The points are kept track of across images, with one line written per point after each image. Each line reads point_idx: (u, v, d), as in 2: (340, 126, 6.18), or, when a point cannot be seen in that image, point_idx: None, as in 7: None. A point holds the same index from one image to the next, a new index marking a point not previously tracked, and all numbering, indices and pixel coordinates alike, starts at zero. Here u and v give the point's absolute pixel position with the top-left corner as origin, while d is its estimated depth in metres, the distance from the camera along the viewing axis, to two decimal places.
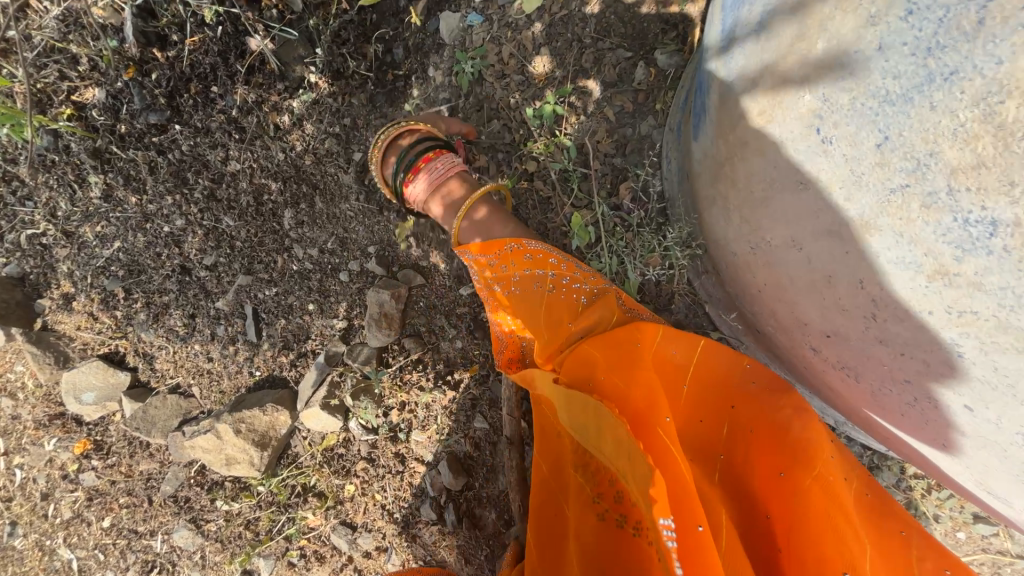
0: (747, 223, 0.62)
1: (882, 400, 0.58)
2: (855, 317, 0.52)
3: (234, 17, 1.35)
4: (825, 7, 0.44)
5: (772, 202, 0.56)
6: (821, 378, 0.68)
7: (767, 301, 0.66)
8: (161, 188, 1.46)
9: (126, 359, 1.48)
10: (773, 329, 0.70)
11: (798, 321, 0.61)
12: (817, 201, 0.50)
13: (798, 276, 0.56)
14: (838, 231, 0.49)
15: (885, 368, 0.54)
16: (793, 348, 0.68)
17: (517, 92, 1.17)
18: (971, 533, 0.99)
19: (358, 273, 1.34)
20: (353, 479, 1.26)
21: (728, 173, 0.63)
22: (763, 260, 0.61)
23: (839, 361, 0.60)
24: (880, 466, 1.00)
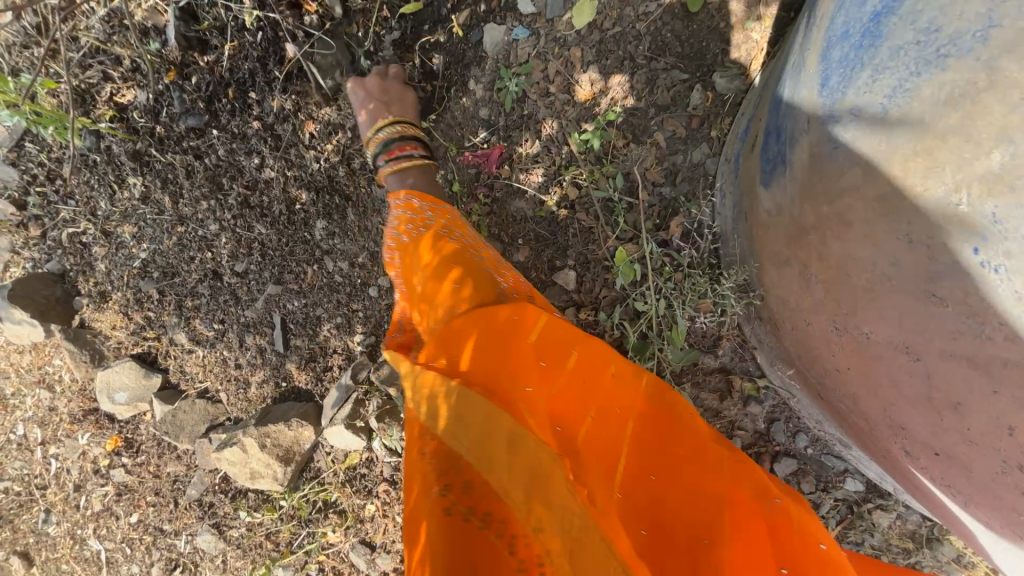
0: (840, 306, 0.54)
1: (993, 522, 0.51)
2: (985, 455, 0.44)
3: (274, 22, 1.33)
4: (1014, 112, 0.35)
5: (888, 301, 0.47)
6: (910, 472, 0.61)
7: (855, 388, 0.59)
8: (196, 192, 1.46)
9: (158, 360, 1.50)
10: (851, 410, 0.64)
11: (897, 421, 0.54)
12: (958, 322, 0.41)
13: (912, 385, 0.48)
14: (984, 365, 0.40)
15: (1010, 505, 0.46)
16: (878, 437, 0.61)
17: (561, 112, 1.11)
18: None
19: (388, 289, 1.31)
20: (374, 500, 1.25)
21: (815, 245, 0.56)
22: (862, 351, 0.53)
23: (944, 475, 0.52)
24: (939, 539, 0.91)
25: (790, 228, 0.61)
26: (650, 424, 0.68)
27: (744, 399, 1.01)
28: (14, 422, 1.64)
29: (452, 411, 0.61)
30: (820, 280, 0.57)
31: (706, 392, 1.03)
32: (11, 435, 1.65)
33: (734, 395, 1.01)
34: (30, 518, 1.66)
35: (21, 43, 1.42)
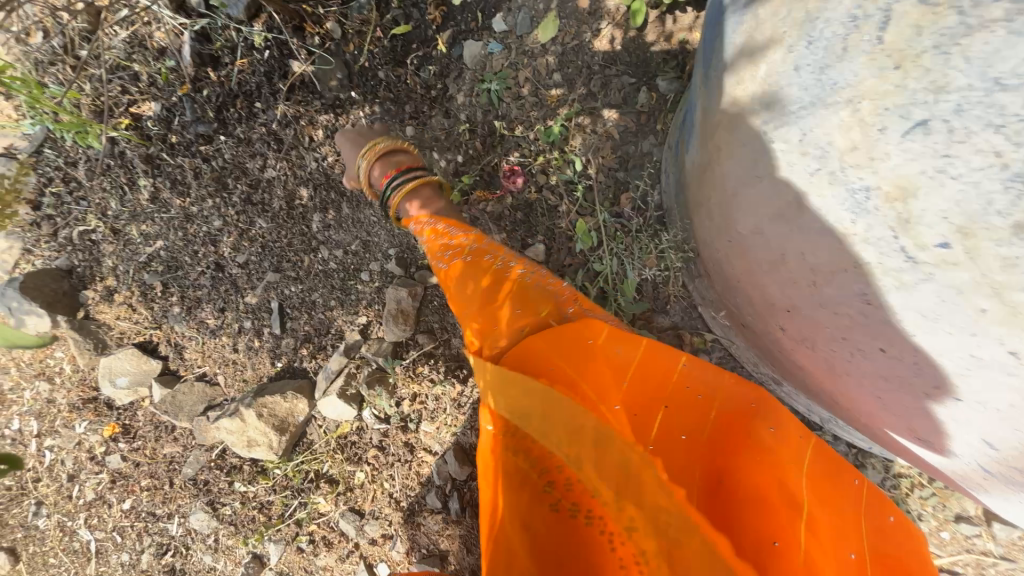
0: (724, 215, 0.76)
1: (837, 363, 0.67)
2: (802, 284, 0.63)
3: (281, 42, 1.52)
4: (766, 41, 0.60)
5: (740, 192, 0.69)
6: (790, 354, 0.78)
7: (745, 283, 0.78)
8: (203, 191, 1.60)
9: (159, 348, 1.59)
10: (749, 311, 0.83)
11: (768, 296, 0.73)
12: (768, 186, 0.62)
13: (765, 255, 0.68)
14: (786, 212, 0.61)
15: (835, 329, 0.63)
16: (765, 326, 0.79)
17: (530, 112, 1.29)
18: (955, 532, 1.00)
19: (378, 273, 1.44)
20: (364, 467, 1.33)
21: (707, 173, 0.78)
22: (739, 246, 0.74)
23: (803, 332, 0.70)
24: (863, 464, 1.03)
25: (696, 170, 0.83)
26: (656, 382, 0.86)
27: (694, 350, 1.15)
28: (10, 415, 1.68)
29: (514, 404, 0.82)
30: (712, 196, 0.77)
31: None
32: (6, 429, 1.68)
33: (684, 348, 1.15)
34: (19, 513, 1.67)
35: (48, 61, 1.57)
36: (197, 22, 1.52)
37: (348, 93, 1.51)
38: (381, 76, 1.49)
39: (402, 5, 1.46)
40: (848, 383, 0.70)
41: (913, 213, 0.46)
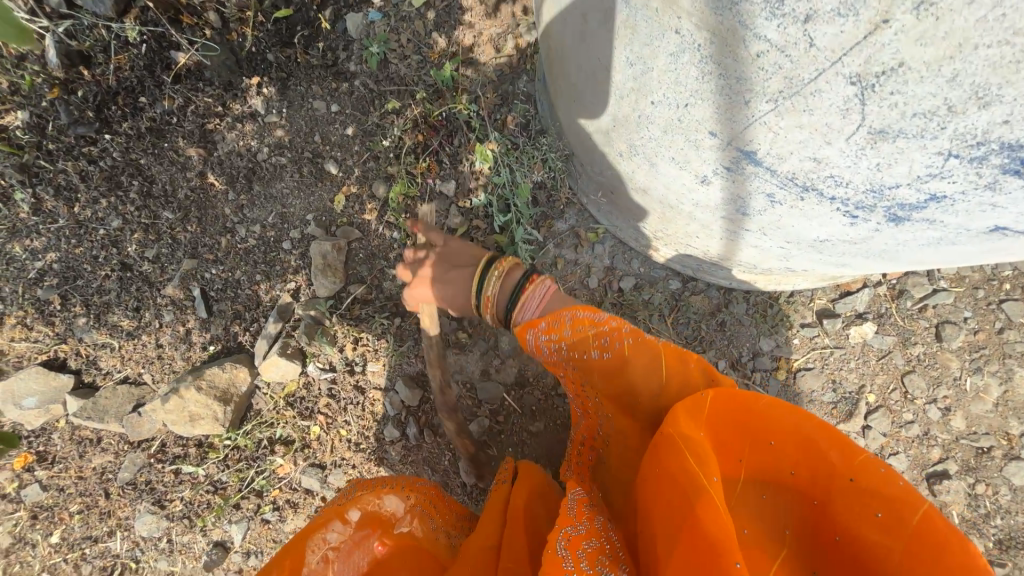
0: (567, 79, 0.94)
1: (654, 155, 0.77)
2: (606, 89, 0.78)
3: (158, 34, 1.52)
4: None
5: (566, 49, 0.88)
6: (634, 180, 0.89)
7: (592, 133, 0.94)
8: (95, 194, 1.54)
9: (68, 362, 1.49)
10: (606, 163, 0.97)
11: (600, 125, 0.87)
12: (573, 27, 0.82)
13: (587, 86, 0.84)
14: (583, 37, 0.79)
15: (637, 116, 0.74)
16: (615, 165, 0.92)
17: (418, 69, 1.45)
18: (801, 336, 1.28)
19: (299, 239, 1.50)
20: (318, 419, 1.37)
21: (554, 57, 0.99)
22: (578, 98, 0.91)
23: (624, 139, 0.81)
24: (730, 301, 1.29)
25: (553, 65, 1.04)
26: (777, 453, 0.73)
27: (590, 244, 1.35)
28: None
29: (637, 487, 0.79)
30: (561, 71, 0.97)
31: (564, 248, 1.36)
32: None
33: (582, 243, 1.35)
34: None
35: None
36: (60, 23, 1.49)
37: (240, 77, 1.56)
38: (270, 58, 1.55)
39: None
40: (676, 180, 0.77)
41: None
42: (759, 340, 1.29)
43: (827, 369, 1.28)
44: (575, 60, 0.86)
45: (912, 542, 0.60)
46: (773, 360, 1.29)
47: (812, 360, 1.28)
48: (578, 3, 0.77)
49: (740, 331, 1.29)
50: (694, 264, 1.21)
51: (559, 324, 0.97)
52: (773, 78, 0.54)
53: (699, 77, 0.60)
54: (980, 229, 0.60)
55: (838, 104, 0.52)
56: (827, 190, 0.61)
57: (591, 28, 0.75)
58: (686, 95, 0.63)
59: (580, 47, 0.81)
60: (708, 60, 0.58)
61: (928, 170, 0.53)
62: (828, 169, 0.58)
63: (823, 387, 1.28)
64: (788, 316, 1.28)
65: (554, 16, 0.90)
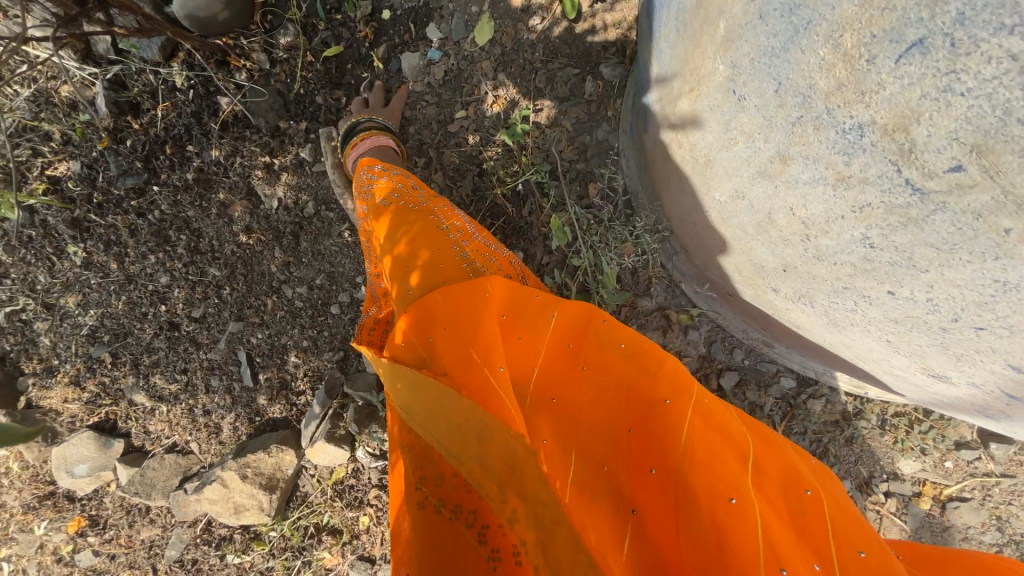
0: (700, 187, 0.70)
1: (850, 321, 0.61)
2: (797, 245, 0.58)
3: (205, 79, 1.42)
4: None
5: (717, 161, 0.63)
6: (786, 313, 0.73)
7: (731, 256, 0.74)
8: (143, 248, 1.47)
9: (118, 425, 1.45)
10: (738, 281, 0.79)
11: (758, 262, 0.68)
12: (747, 148, 0.56)
13: (751, 221, 0.63)
14: (769, 171, 0.55)
15: (851, 290, 0.56)
16: (759, 293, 0.75)
17: (481, 118, 1.28)
18: (957, 460, 1.01)
19: (349, 304, 1.37)
20: (367, 510, 1.25)
21: (675, 151, 0.73)
22: (720, 219, 0.69)
23: (799, 290, 0.64)
24: (863, 411, 1.04)
25: (662, 149, 0.79)
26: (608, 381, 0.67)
27: (683, 329, 1.14)
28: None
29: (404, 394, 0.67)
30: (686, 172, 0.73)
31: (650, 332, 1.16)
32: None
33: (673, 327, 1.14)
34: None
35: None
36: (109, 69, 1.40)
37: (288, 122, 1.44)
38: (319, 101, 1.43)
39: (330, 26, 1.40)
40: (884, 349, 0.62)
41: (921, 144, 0.40)
42: (899, 459, 1.04)
43: (989, 503, 1.01)
44: (732, 184, 0.62)
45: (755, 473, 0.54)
46: (915, 484, 1.04)
47: (969, 490, 1.02)
48: (777, 132, 0.51)
49: (873, 448, 1.05)
50: (818, 368, 0.99)
51: (397, 170, 1.07)
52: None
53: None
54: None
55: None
56: None
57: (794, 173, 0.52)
58: (994, 324, 0.47)
59: (756, 180, 0.58)
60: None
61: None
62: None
63: (983, 524, 1.02)
64: (944, 436, 1.01)
65: (697, 114, 0.64)
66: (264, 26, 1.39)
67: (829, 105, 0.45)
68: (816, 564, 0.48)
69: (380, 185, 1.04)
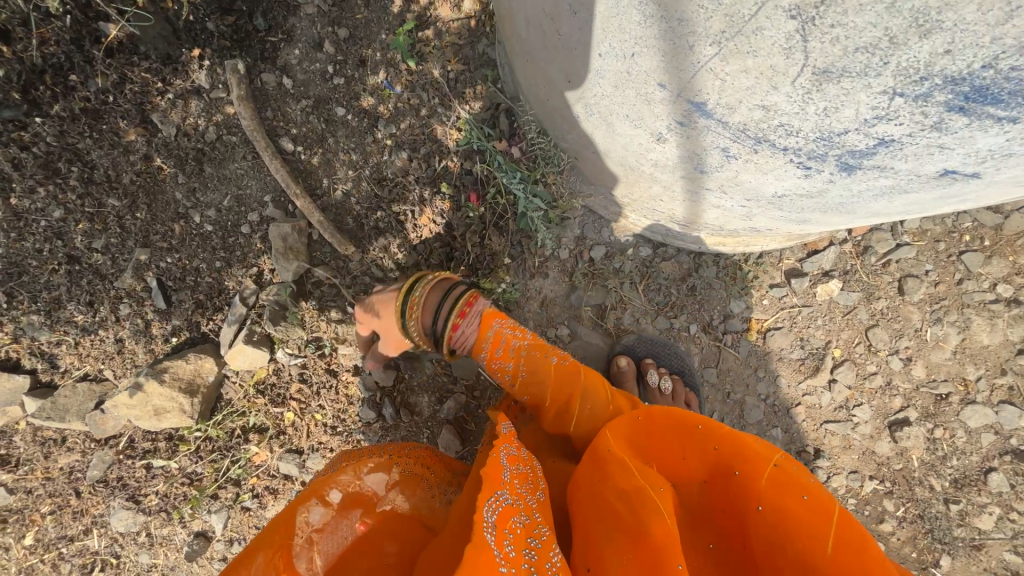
0: (516, 35, 0.87)
1: (613, 116, 0.73)
2: (559, 48, 0.73)
3: (82, 3, 1.36)
4: None
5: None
6: (596, 140, 0.85)
7: (550, 94, 0.88)
8: (30, 183, 1.42)
9: (21, 363, 1.42)
10: (570, 126, 0.93)
11: (560, 87, 0.81)
12: None
13: (539, 43, 0.78)
14: None
15: (596, 78, 0.69)
16: (578, 127, 0.88)
17: (374, 39, 1.40)
18: (770, 297, 1.30)
19: (258, 222, 1.44)
20: (291, 405, 1.34)
21: (502, 15, 0.91)
22: (531, 58, 0.85)
23: (585, 101, 0.77)
24: (700, 265, 1.29)
25: (499, 20, 0.96)
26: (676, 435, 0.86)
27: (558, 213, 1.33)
28: None
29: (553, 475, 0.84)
30: (509, 30, 0.90)
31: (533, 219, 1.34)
32: None
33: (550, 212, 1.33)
34: None
35: None
36: None
37: (181, 48, 1.44)
38: (211, 28, 1.44)
39: None
40: (648, 147, 0.73)
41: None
42: (729, 302, 1.30)
43: (796, 328, 1.30)
44: (519, 14, 0.79)
45: (788, 519, 0.70)
46: (743, 320, 1.31)
47: (779, 319, 1.30)
48: None
49: (711, 295, 1.30)
50: (663, 230, 1.20)
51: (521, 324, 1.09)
52: (714, 18, 0.48)
53: (641, 24, 0.55)
54: (926, 174, 0.53)
55: (780, 44, 0.46)
56: (778, 140, 0.57)
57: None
58: (634, 44, 0.58)
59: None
60: (648, 4, 0.53)
61: (874, 112, 0.48)
62: (778, 117, 0.53)
63: (792, 345, 1.31)
64: (757, 278, 1.29)
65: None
66: None
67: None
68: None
69: (507, 343, 1.06)
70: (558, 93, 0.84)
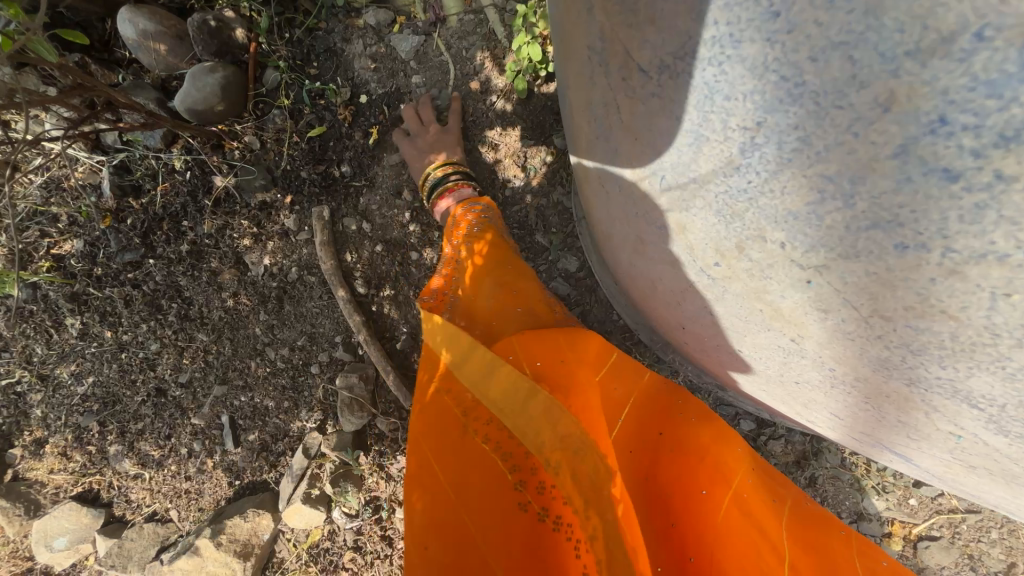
0: (613, 238, 0.84)
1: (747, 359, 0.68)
2: (677, 284, 0.69)
3: (200, 161, 1.55)
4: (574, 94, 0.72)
5: (611, 211, 0.77)
6: (712, 356, 0.81)
7: (654, 302, 0.84)
8: (136, 318, 1.54)
9: (100, 495, 1.47)
10: (672, 329, 0.88)
11: (672, 309, 0.78)
12: (622, 200, 0.70)
13: (649, 266, 0.74)
14: (637, 219, 0.68)
15: (734, 330, 0.64)
16: (687, 340, 0.84)
17: (450, 187, 1.45)
18: (920, 497, 1.03)
19: (328, 363, 1.44)
20: (342, 574, 1.24)
21: (592, 213, 0.90)
22: (635, 270, 0.82)
23: (703, 332, 0.73)
24: (821, 450, 1.06)
25: (585, 209, 0.94)
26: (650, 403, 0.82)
27: None
28: None
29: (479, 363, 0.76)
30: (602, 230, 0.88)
31: None
32: None
33: None
34: None
35: None
36: (115, 157, 1.54)
37: (275, 194, 1.55)
38: (304, 175, 1.53)
39: (314, 109, 1.53)
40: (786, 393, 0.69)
41: (693, 242, 0.58)
42: (863, 500, 1.04)
43: (959, 541, 1.01)
44: (624, 231, 0.76)
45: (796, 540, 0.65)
46: (883, 523, 1.04)
47: (933, 527, 1.02)
48: (626, 188, 0.66)
49: (838, 488, 1.06)
50: (769, 410, 1.02)
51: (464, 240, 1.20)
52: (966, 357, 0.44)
53: (808, 316, 0.51)
54: None
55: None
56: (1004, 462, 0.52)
57: (649, 251, 0.71)
58: (800, 325, 0.53)
59: (632, 226, 0.71)
60: (815, 300, 0.49)
61: None
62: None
63: (957, 564, 1.01)
64: (901, 470, 1.03)
65: (595, 196, 0.83)
66: (255, 112, 1.54)
67: (644, 207, 0.64)
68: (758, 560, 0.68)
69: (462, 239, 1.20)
70: (652, 303, 0.86)
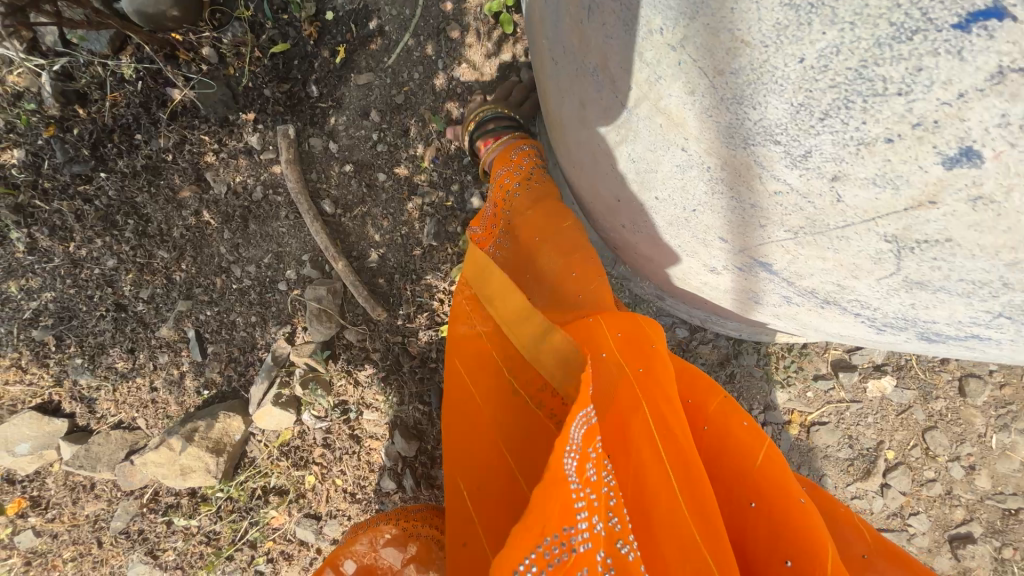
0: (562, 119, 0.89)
1: (657, 203, 0.72)
2: (603, 134, 0.74)
3: (153, 71, 1.47)
4: None
5: (558, 83, 0.82)
6: (635, 223, 0.84)
7: (593, 180, 0.89)
8: (89, 233, 1.50)
9: (62, 406, 1.48)
10: (609, 213, 0.93)
11: (605, 176, 0.82)
12: (561, 56, 0.76)
13: (584, 128, 0.79)
14: (575, 71, 0.73)
15: (645, 166, 0.69)
16: (619, 215, 0.88)
17: (419, 112, 1.46)
18: (815, 390, 1.22)
19: (295, 280, 1.47)
20: (312, 470, 1.34)
21: (549, 106, 0.96)
22: (577, 145, 0.87)
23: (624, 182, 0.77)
24: (739, 352, 1.23)
25: (545, 108, 1.00)
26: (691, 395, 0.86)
27: None
28: None
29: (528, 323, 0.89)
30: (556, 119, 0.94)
31: None
32: None
33: None
34: None
35: None
36: (55, 61, 1.44)
37: (236, 111, 1.51)
38: (266, 93, 1.49)
39: (277, 24, 1.47)
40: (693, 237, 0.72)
41: (610, 71, 0.64)
42: (770, 393, 1.23)
43: (843, 425, 1.22)
44: (568, 98, 0.81)
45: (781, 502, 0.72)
46: (785, 413, 1.23)
47: (824, 415, 1.23)
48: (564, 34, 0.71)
49: (752, 384, 1.23)
50: (701, 316, 1.16)
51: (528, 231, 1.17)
52: (793, 216, 0.56)
53: (696, 112, 0.55)
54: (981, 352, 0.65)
55: (867, 253, 0.53)
56: (849, 307, 0.63)
57: (583, 109, 0.76)
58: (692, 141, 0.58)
59: (572, 82, 0.76)
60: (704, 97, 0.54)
61: (969, 315, 0.55)
62: (854, 293, 0.60)
63: (839, 443, 1.22)
64: (803, 368, 1.22)
65: (547, 77, 0.89)
66: (212, 22, 1.46)
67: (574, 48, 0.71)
68: (790, 557, 0.68)
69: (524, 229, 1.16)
70: (590, 179, 0.91)
